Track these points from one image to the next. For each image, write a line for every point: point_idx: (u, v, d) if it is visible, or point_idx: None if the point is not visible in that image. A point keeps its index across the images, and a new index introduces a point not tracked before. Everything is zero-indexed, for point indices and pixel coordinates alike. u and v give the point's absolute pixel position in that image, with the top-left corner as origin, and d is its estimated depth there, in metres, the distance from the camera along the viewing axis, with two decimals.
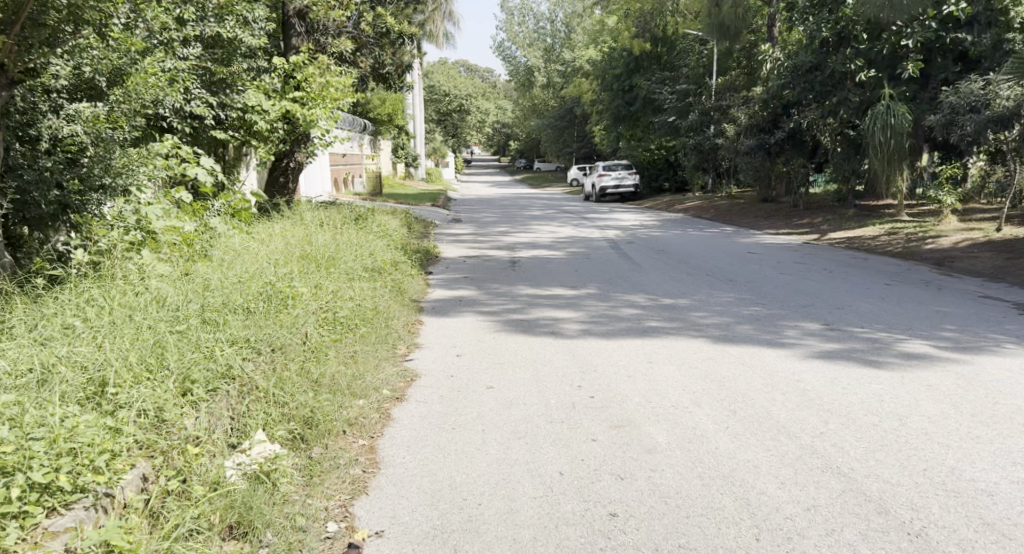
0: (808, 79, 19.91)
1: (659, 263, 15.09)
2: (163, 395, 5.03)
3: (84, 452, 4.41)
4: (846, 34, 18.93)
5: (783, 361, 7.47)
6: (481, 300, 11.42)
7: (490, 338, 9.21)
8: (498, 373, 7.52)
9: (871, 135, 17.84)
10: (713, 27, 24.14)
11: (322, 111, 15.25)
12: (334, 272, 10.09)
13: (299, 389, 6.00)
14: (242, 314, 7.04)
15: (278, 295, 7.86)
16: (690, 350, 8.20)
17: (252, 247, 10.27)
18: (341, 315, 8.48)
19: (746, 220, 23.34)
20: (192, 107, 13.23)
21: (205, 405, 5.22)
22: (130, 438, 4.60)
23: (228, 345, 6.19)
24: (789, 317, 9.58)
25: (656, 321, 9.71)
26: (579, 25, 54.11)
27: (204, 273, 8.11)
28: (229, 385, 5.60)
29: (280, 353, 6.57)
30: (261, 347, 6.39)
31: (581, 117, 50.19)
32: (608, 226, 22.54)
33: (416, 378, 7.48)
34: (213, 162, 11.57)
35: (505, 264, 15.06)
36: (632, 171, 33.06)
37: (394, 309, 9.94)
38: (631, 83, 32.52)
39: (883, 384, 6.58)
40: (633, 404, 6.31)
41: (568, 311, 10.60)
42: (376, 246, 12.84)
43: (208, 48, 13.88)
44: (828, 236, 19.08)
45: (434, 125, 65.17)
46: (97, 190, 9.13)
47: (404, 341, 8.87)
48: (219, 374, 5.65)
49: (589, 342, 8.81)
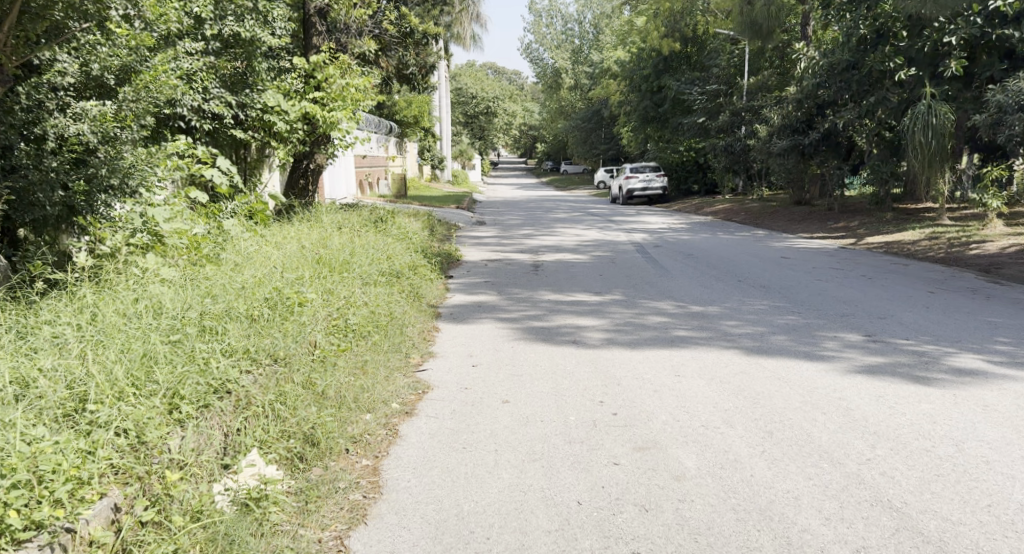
0: (844, 78, 19.61)
1: (688, 268, 14.61)
2: (146, 414, 4.66)
3: (45, 481, 4.08)
4: (885, 31, 18.52)
5: (824, 377, 7.01)
6: (502, 306, 11.02)
7: (509, 347, 8.77)
8: (515, 386, 7.09)
9: (911, 135, 17.26)
10: (745, 26, 23.63)
11: (344, 112, 14.88)
12: (348, 277, 9.70)
13: (302, 404, 5.61)
14: (245, 321, 6.62)
15: (285, 301, 7.46)
16: (722, 363, 7.73)
17: (265, 252, 9.87)
18: (352, 324, 8.08)
19: (778, 223, 22.78)
20: (211, 106, 12.95)
21: (194, 424, 4.83)
22: (101, 464, 4.25)
23: (225, 356, 5.76)
24: (829, 328, 9.12)
25: (685, 330, 9.25)
26: (608, 26, 53.56)
27: (211, 278, 7.73)
28: (222, 401, 5.18)
29: (287, 366, 6.16)
30: (261, 358, 5.97)
31: (608, 120, 49.72)
32: (634, 229, 22.05)
33: (428, 390, 7.07)
34: (228, 164, 11.22)
35: (528, 268, 14.64)
36: (660, 173, 32.48)
37: (410, 316, 9.54)
38: (660, 83, 32.25)
39: (935, 405, 6.12)
40: (658, 424, 5.86)
41: (592, 318, 10.16)
42: (396, 250, 12.45)
43: (227, 48, 13.53)
44: (864, 240, 18.50)
45: (461, 127, 64.84)
46: (105, 191, 8.54)
47: (419, 350, 8.47)
48: (212, 389, 5.23)
49: (615, 353, 8.38)
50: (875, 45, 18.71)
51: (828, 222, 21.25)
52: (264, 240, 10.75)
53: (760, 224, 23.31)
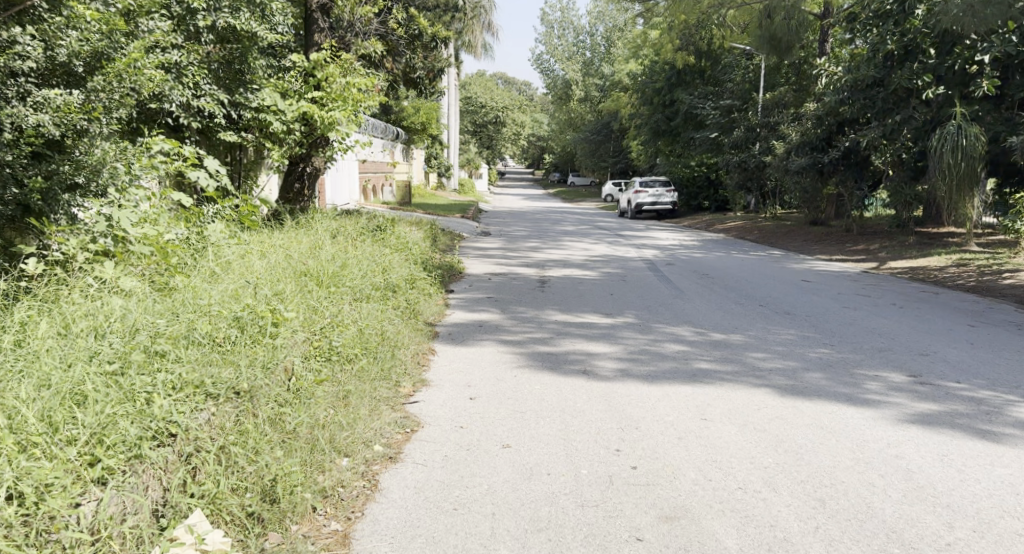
0: (868, 95, 18.67)
1: (704, 289, 13.71)
2: (51, 474, 4.04)
3: None
4: (914, 47, 17.44)
5: (873, 429, 6.11)
6: (506, 326, 10.10)
7: (512, 377, 7.82)
8: (518, 428, 6.15)
9: (938, 157, 16.31)
10: (764, 40, 22.62)
11: (343, 113, 13.81)
12: (338, 293, 8.80)
13: (272, 455, 4.83)
14: (206, 346, 5.68)
15: (260, 319, 6.54)
16: (752, 405, 6.79)
17: (246, 261, 9.03)
18: (336, 349, 7.18)
19: (794, 244, 21.85)
20: (201, 102, 12.08)
21: (114, 485, 4.12)
22: None
23: (169, 393, 4.84)
24: (869, 366, 8.21)
25: (708, 363, 8.29)
26: (621, 38, 52.65)
27: (178, 294, 6.82)
28: (162, 451, 4.41)
29: (253, 402, 5.27)
30: (217, 392, 5.06)
31: (618, 133, 48.74)
32: (645, 244, 21.12)
33: (417, 429, 6.17)
34: (215, 165, 10.40)
35: (533, 284, 13.73)
36: (670, 188, 31.47)
37: (403, 337, 8.61)
38: (673, 96, 31.37)
39: (1012, 469, 5.24)
40: (686, 484, 5.01)
41: (604, 343, 9.23)
42: (394, 262, 11.55)
43: (223, 42, 12.77)
44: (887, 264, 17.55)
45: (470, 136, 63.94)
46: (68, 190, 7.68)
47: (410, 378, 7.54)
48: (148, 435, 4.44)
49: (630, 387, 7.44)
50: (902, 61, 17.73)
51: (846, 244, 20.32)
52: (249, 248, 9.87)
53: (775, 244, 22.39)
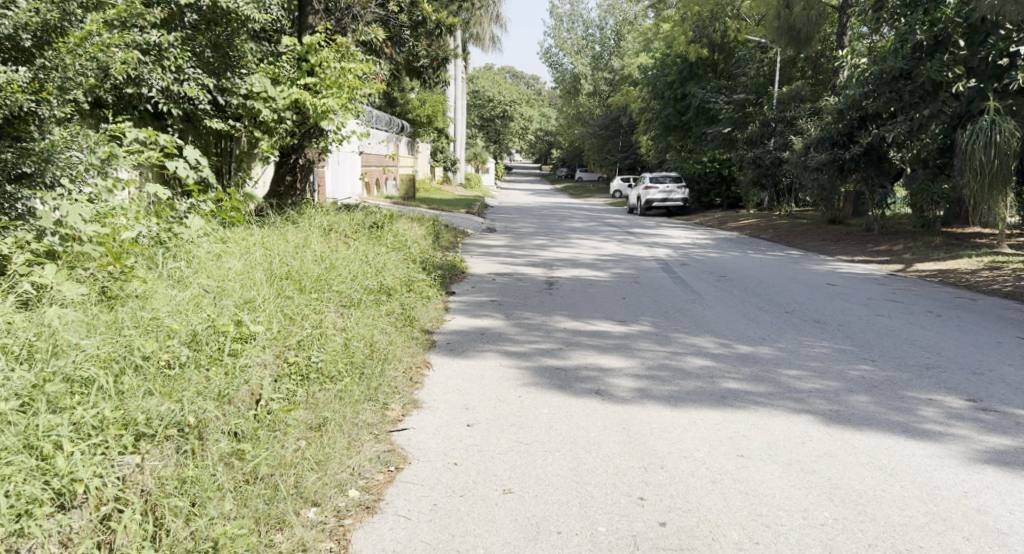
0: (895, 89, 17.28)
1: (721, 292, 12.75)
2: None
3: None
4: (944, 37, 16.16)
5: (945, 472, 5.14)
6: (510, 335, 9.14)
7: (516, 398, 6.84)
8: (521, 464, 5.29)
9: (969, 153, 15.01)
10: (782, 31, 21.44)
11: (337, 101, 12.53)
12: (320, 299, 7.89)
13: (219, 509, 4.26)
14: (145, 375, 4.91)
15: (219, 334, 5.69)
16: (795, 438, 5.81)
17: (221, 262, 8.18)
18: (314, 366, 6.30)
19: (813, 243, 20.86)
20: (183, 88, 11.22)
21: None
22: None
23: (78, 442, 4.22)
24: (921, 387, 7.23)
25: (737, 383, 7.31)
26: (631, 31, 51.60)
27: (126, 307, 6.05)
28: (53, 522, 3.86)
29: (202, 440, 4.63)
30: (145, 430, 4.44)
31: (627, 128, 47.75)
32: (656, 243, 20.16)
33: (403, 466, 5.28)
34: (196, 154, 9.42)
35: (539, 285, 12.80)
36: (681, 184, 30.39)
37: (395, 348, 7.66)
38: (685, 90, 30.29)
39: None
40: (727, 549, 4.34)
41: (618, 357, 8.28)
42: (389, 262, 10.61)
43: (208, 23, 11.85)
44: (913, 266, 16.50)
45: (477, 130, 62.79)
46: (14, 179, 7.06)
47: (400, 397, 6.60)
48: (34, 499, 3.89)
49: (651, 412, 6.48)
50: (931, 53, 16.30)
51: (868, 243, 19.32)
52: (227, 247, 8.99)
53: (793, 243, 21.40)
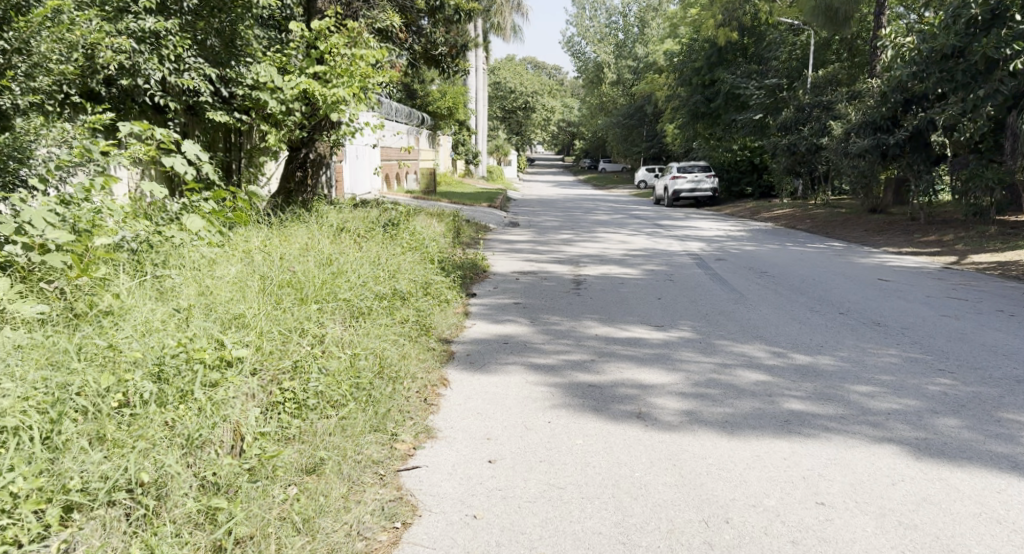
0: (944, 68, 16.33)
1: (765, 291, 11.70)
2: None
3: None
4: (1001, 11, 14.98)
5: None
6: (537, 345, 8.18)
7: (544, 424, 5.88)
8: (554, 519, 4.42)
9: None
10: (818, 11, 20.19)
11: (349, 90, 11.46)
12: (322, 310, 6.93)
13: None
14: (88, 425, 4.18)
15: (193, 363, 4.77)
16: (883, 478, 4.83)
17: (214, 270, 7.27)
18: (313, 391, 5.34)
19: (854, 233, 19.74)
20: (184, 80, 10.18)
21: None
22: None
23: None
24: (1019, 407, 6.19)
25: (801, 403, 6.32)
26: (655, 17, 50.26)
27: (86, 330, 5.20)
28: None
29: (161, 499, 4.00)
30: (72, 503, 3.83)
31: (653, 116, 46.51)
32: (687, 236, 19.11)
33: (412, 522, 4.38)
34: (195, 149, 8.38)
35: (566, 284, 11.85)
36: (710, 173, 29.22)
37: (408, 364, 6.71)
38: (714, 76, 29.09)
39: None
40: None
41: (659, 371, 7.29)
42: (403, 265, 9.64)
43: (210, 8, 10.89)
44: (968, 258, 15.37)
45: (498, 122, 61.73)
46: None
47: (412, 425, 5.66)
48: None
49: (703, 442, 5.49)
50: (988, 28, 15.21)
51: (915, 234, 18.17)
52: (225, 252, 8.04)
53: (832, 234, 20.27)
